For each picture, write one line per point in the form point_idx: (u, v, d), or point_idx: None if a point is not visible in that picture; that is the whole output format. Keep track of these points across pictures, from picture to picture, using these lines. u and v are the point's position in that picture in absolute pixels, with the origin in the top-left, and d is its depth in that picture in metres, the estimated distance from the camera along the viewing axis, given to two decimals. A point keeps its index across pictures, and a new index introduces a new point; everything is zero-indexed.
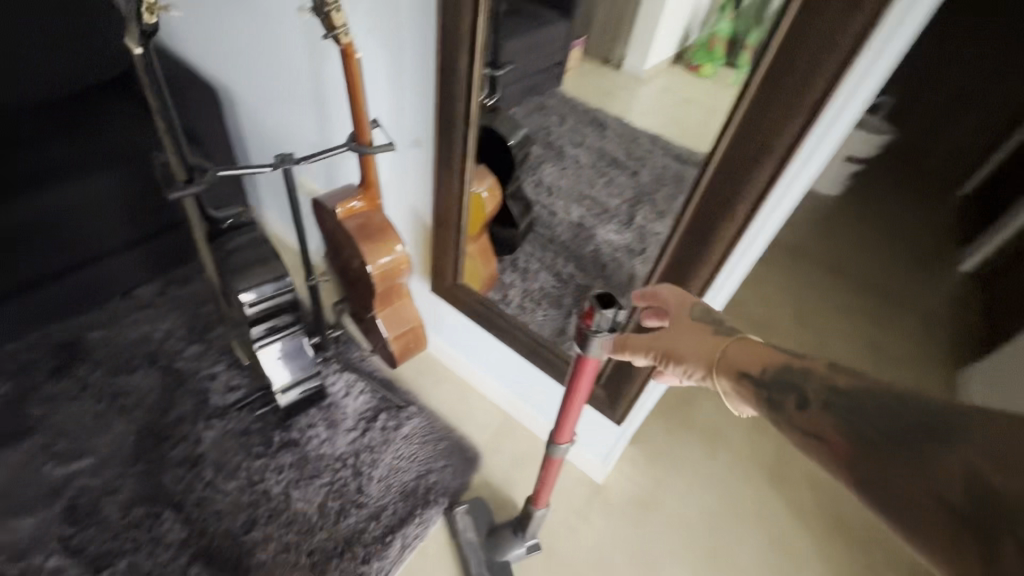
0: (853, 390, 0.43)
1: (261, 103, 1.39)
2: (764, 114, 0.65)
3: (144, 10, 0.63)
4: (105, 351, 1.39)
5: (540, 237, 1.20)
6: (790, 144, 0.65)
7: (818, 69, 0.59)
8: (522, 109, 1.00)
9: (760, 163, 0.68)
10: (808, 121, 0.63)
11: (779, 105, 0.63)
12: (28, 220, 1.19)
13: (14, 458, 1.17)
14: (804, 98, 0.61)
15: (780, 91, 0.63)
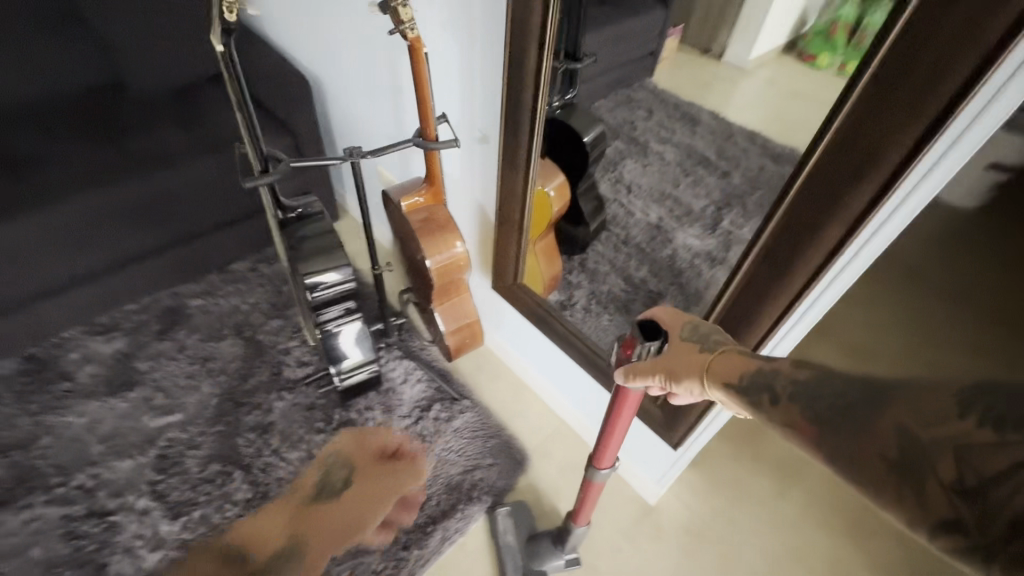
0: (811, 377, 0.44)
1: (347, 94, 1.45)
2: (868, 127, 0.54)
3: (225, 9, 0.67)
4: (201, 318, 1.54)
5: (615, 238, 1.14)
6: (898, 163, 0.54)
7: (944, 74, 0.48)
8: (610, 100, 0.98)
9: (858, 184, 0.57)
10: (924, 138, 0.51)
11: (889, 117, 0.52)
12: (145, 198, 1.34)
13: (122, 406, 1.33)
14: (924, 109, 0.50)
15: (891, 97, 0.51)
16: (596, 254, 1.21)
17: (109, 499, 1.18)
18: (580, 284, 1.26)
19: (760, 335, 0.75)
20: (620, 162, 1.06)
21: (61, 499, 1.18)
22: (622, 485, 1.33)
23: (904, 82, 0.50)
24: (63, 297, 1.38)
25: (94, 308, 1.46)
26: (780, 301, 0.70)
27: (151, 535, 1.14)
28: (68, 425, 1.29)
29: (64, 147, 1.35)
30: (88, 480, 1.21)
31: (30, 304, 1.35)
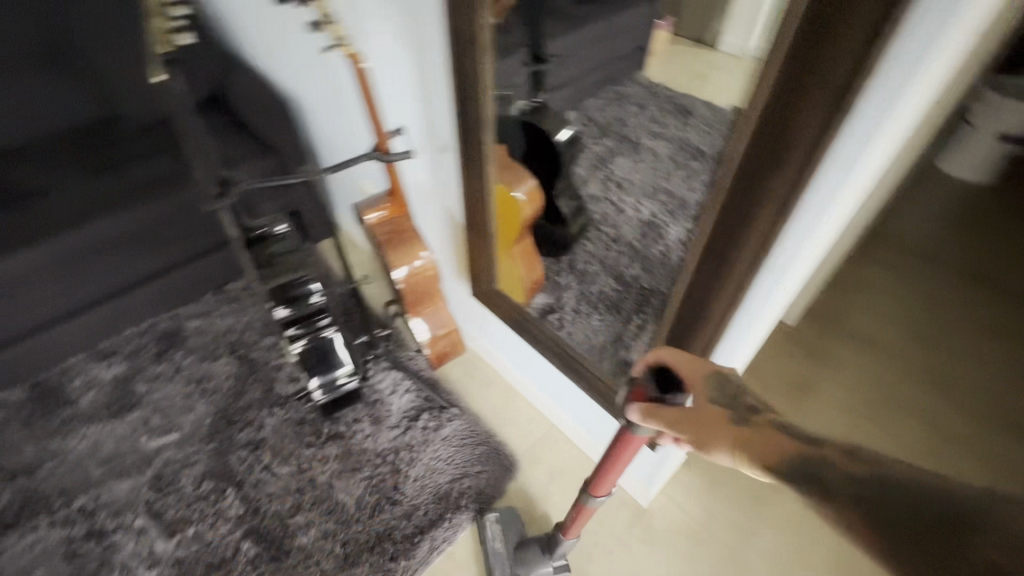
0: (877, 476, 0.40)
1: (326, 110, 1.45)
2: (782, 111, 0.53)
3: (159, 41, 0.69)
4: (197, 339, 1.57)
5: (605, 236, 1.10)
6: (813, 147, 0.52)
7: (839, 55, 0.47)
8: (599, 99, 0.97)
9: (778, 170, 0.56)
10: (830, 120, 0.49)
11: (797, 100, 0.51)
12: (132, 226, 1.38)
13: (121, 429, 1.38)
14: (825, 90, 0.49)
15: (801, 81, 0.50)
16: (584, 254, 1.17)
17: (108, 520, 1.22)
18: (569, 285, 1.22)
19: (713, 329, 0.74)
20: (611, 159, 1.03)
21: (63, 521, 1.22)
22: (614, 487, 1.31)
23: (807, 65, 0.49)
24: (61, 327, 1.42)
25: (93, 335, 1.50)
26: (728, 293, 0.69)
27: (147, 554, 1.17)
28: (71, 449, 1.34)
29: (55, 180, 1.40)
30: (88, 502, 1.25)
31: (32, 336, 1.39)
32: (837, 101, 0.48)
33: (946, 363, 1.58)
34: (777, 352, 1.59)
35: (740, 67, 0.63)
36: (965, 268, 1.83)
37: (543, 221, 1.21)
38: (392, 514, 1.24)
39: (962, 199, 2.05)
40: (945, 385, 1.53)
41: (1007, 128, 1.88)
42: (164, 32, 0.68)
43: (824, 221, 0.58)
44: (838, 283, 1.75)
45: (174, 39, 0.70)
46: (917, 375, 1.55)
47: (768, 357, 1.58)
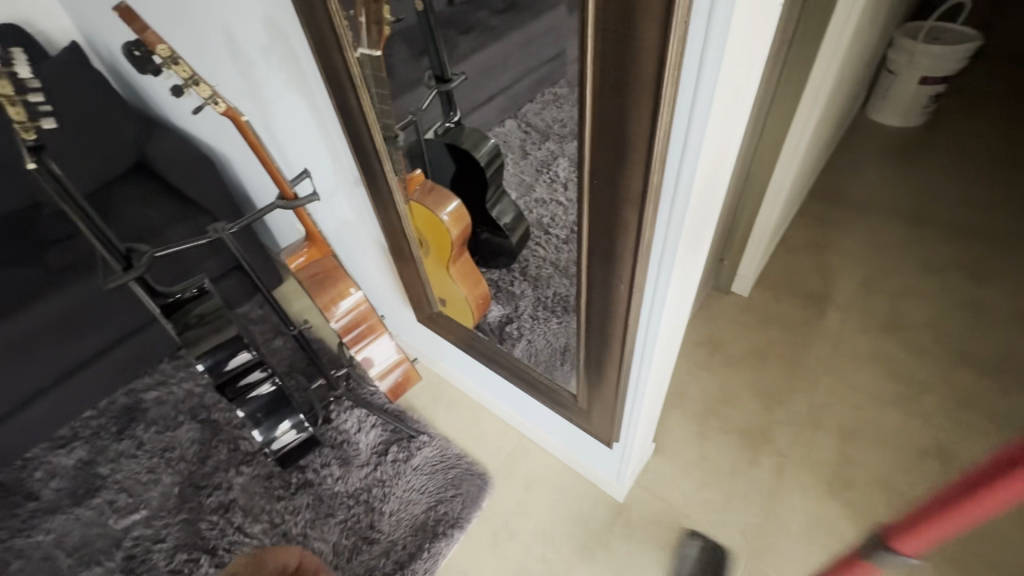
0: None
1: (247, 163, 1.45)
2: (613, 112, 0.54)
3: (20, 131, 0.68)
4: (157, 410, 1.55)
5: (556, 239, 0.94)
6: (648, 142, 0.53)
7: (639, 55, 0.48)
8: (537, 102, 0.81)
9: (626, 166, 0.57)
10: (654, 115, 0.51)
11: (620, 100, 0.52)
12: (68, 308, 1.36)
13: (86, 515, 1.34)
14: (641, 87, 0.50)
15: (617, 82, 0.51)
16: (535, 258, 1.05)
17: None
18: (525, 292, 1.14)
19: (623, 324, 0.75)
20: (555, 163, 0.83)
21: None
22: (589, 488, 1.31)
23: (621, 68, 0.50)
24: (11, 422, 1.39)
25: (48, 424, 1.47)
26: (624, 291, 0.70)
27: None
28: (37, 544, 1.31)
29: None
30: None
31: None
32: (655, 96, 0.49)
33: (899, 308, 1.60)
34: (736, 324, 1.60)
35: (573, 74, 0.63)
36: (909, 210, 1.85)
37: (484, 230, 1.13)
38: (370, 554, 1.23)
39: (898, 145, 2.08)
40: (901, 331, 1.55)
41: (925, 70, 1.92)
42: (22, 123, 0.67)
43: (684, 207, 0.59)
44: (787, 248, 1.77)
45: (36, 126, 0.69)
46: (873, 325, 1.57)
47: (727, 332, 1.58)
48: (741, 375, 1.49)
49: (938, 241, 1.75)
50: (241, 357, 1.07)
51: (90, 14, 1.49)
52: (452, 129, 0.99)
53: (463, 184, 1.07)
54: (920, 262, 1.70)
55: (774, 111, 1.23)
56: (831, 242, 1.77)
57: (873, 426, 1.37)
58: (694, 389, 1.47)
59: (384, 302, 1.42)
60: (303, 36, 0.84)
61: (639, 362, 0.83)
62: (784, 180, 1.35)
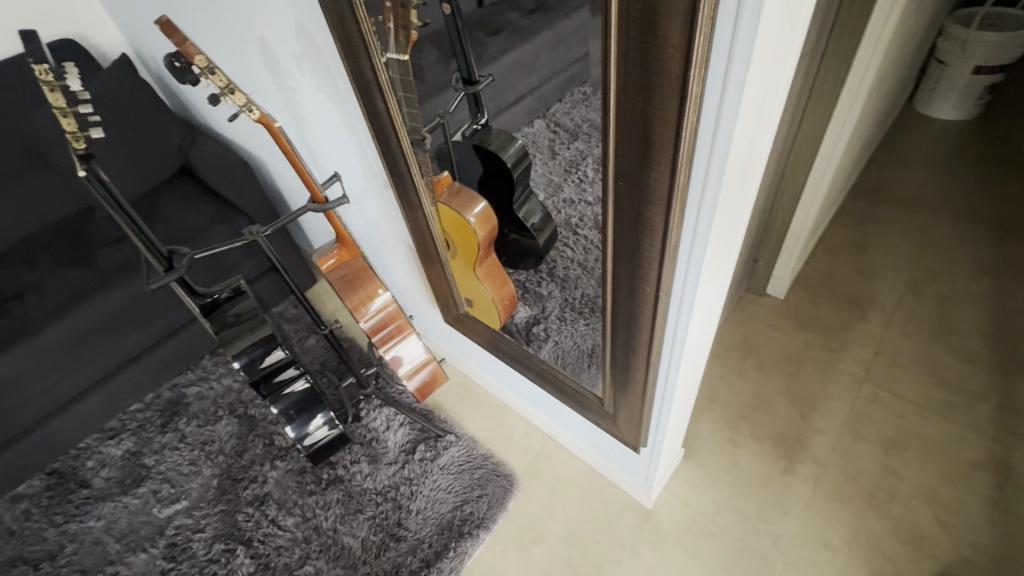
0: None
1: (282, 168, 1.49)
2: (638, 113, 0.52)
3: (72, 140, 0.72)
4: (198, 404, 1.62)
5: (586, 241, 0.91)
6: (674, 144, 0.52)
7: (664, 54, 0.47)
8: (567, 101, 0.79)
9: (652, 168, 0.55)
10: (681, 115, 0.50)
11: (645, 100, 0.51)
12: (119, 306, 1.43)
13: (134, 504, 1.42)
14: (666, 87, 0.48)
15: (642, 83, 0.50)
16: (563, 258, 1.02)
17: None
18: (553, 293, 1.12)
19: (649, 327, 0.74)
20: (583, 163, 0.81)
21: None
22: (615, 493, 1.29)
23: (645, 67, 0.49)
24: (67, 413, 1.48)
25: (99, 416, 1.56)
26: (650, 293, 0.69)
27: None
28: (89, 529, 1.38)
29: (42, 276, 1.47)
30: None
31: (40, 427, 1.45)
32: (682, 97, 0.48)
33: (948, 312, 1.51)
34: (771, 328, 1.54)
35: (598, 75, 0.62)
36: (960, 208, 1.75)
37: (512, 230, 1.11)
38: (398, 551, 1.24)
39: (948, 139, 1.97)
40: (950, 336, 1.46)
41: (979, 59, 1.81)
42: (74, 132, 0.71)
43: (713, 211, 0.57)
44: (825, 248, 1.70)
45: (86, 136, 0.73)
46: (920, 329, 1.49)
47: (761, 336, 1.53)
48: (775, 380, 1.44)
49: (993, 241, 1.64)
50: (274, 355, 1.10)
51: (138, 27, 1.56)
52: (479, 131, 0.96)
53: (490, 185, 1.05)
54: (972, 263, 1.60)
55: (811, 106, 1.19)
56: (874, 242, 1.69)
57: (921, 437, 1.30)
58: (725, 394, 1.43)
59: (412, 303, 1.44)
60: (333, 45, 0.86)
61: (667, 366, 0.81)
62: (823, 177, 1.30)
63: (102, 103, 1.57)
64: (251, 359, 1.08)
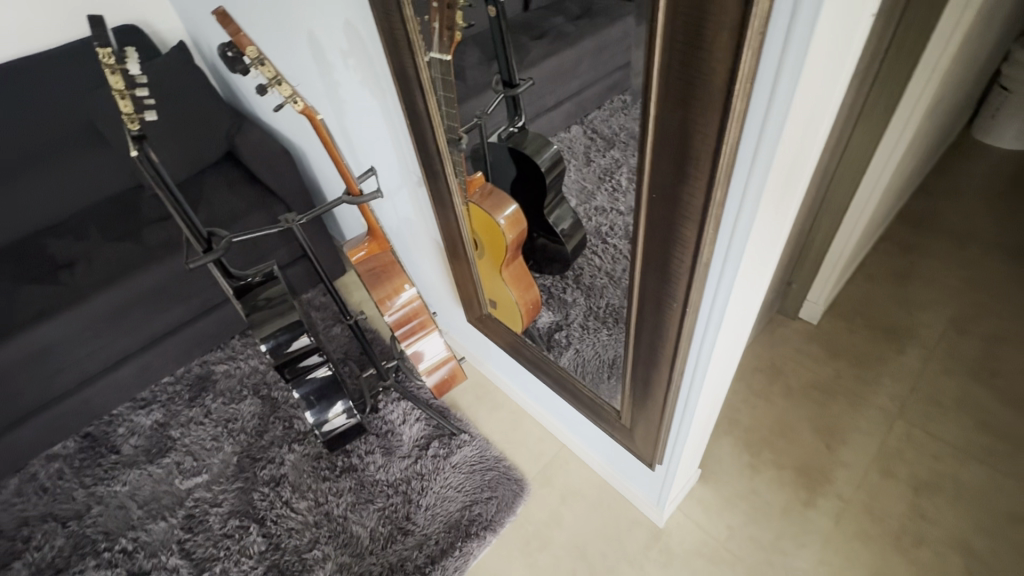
0: None
1: (322, 160, 1.53)
2: (677, 126, 0.52)
3: (127, 121, 0.76)
4: (225, 383, 1.67)
5: (616, 251, 0.90)
6: (713, 159, 0.51)
7: (708, 68, 0.46)
8: (605, 109, 0.78)
9: (688, 183, 0.54)
10: (721, 132, 0.49)
11: (686, 113, 0.50)
12: (159, 283, 1.50)
13: (158, 473, 1.47)
14: (709, 101, 0.48)
15: (684, 96, 0.49)
16: (590, 267, 1.01)
17: (146, 559, 1.30)
18: (577, 301, 1.11)
19: (674, 344, 0.72)
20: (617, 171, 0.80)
21: (106, 564, 1.31)
22: (626, 508, 1.27)
23: (688, 80, 0.48)
24: (103, 380, 1.55)
25: (133, 386, 1.62)
26: (676, 309, 0.68)
27: None
28: (115, 494, 1.44)
29: (91, 249, 1.55)
30: (128, 545, 1.33)
31: (77, 391, 1.52)
32: (724, 112, 0.47)
33: (994, 352, 1.43)
34: (801, 353, 1.49)
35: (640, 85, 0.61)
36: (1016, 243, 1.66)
37: (541, 235, 1.11)
38: (404, 545, 1.25)
39: (1007, 169, 1.87)
40: (995, 377, 1.39)
41: None
42: (129, 114, 0.75)
43: (748, 230, 0.56)
44: (865, 275, 1.63)
45: (140, 117, 0.76)
46: (962, 367, 1.42)
47: (790, 360, 1.48)
48: (802, 407, 1.39)
49: None
50: (301, 341, 1.11)
51: (196, 17, 1.63)
52: (515, 134, 0.96)
53: (523, 189, 1.04)
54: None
55: (860, 127, 1.15)
56: (918, 273, 1.62)
57: (956, 481, 1.23)
58: (747, 417, 1.38)
59: (437, 300, 1.45)
60: (379, 42, 0.88)
61: (689, 383, 0.80)
62: (867, 201, 1.25)
63: (158, 87, 1.64)
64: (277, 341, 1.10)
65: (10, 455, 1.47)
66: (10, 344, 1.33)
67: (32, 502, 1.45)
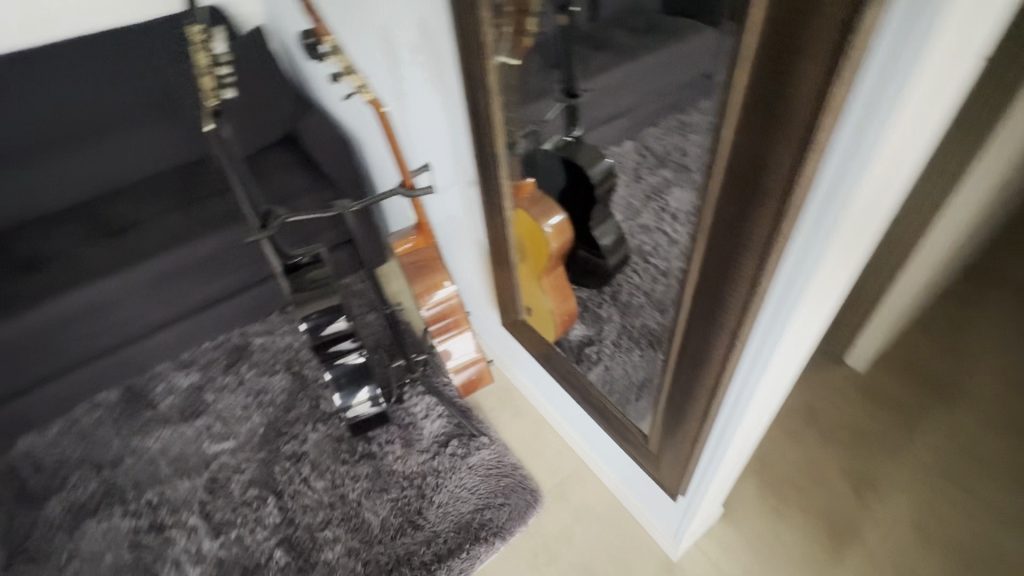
0: None
1: (378, 151, 1.57)
2: (751, 153, 0.50)
3: (206, 96, 0.80)
4: (260, 355, 1.72)
5: (654, 270, 0.88)
6: (785, 192, 0.49)
7: (793, 100, 0.44)
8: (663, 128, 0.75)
9: (754, 213, 0.52)
10: (799, 165, 0.47)
11: (762, 142, 0.48)
12: (211, 252, 1.56)
13: (189, 433, 1.53)
14: (789, 133, 0.46)
15: (763, 124, 0.47)
16: (629, 284, 1.01)
17: (168, 515, 1.36)
18: (612, 317, 1.10)
19: (716, 374, 0.70)
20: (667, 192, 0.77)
21: (131, 514, 1.37)
22: (640, 535, 1.24)
23: (769, 108, 0.46)
24: (149, 339, 1.63)
25: (175, 348, 1.70)
26: (724, 339, 0.65)
27: (195, 552, 1.29)
28: (147, 448, 1.51)
29: (153, 213, 1.63)
30: (154, 498, 1.39)
31: (125, 346, 1.60)
32: (803, 146, 0.45)
33: None
34: (844, 401, 1.42)
35: (710, 108, 0.60)
36: None
37: (583, 248, 1.11)
38: (412, 539, 1.26)
39: None
40: None
41: None
42: (209, 90, 0.79)
43: (814, 268, 0.53)
44: (923, 326, 1.54)
45: (218, 94, 0.80)
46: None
47: (830, 405, 1.41)
48: (838, 457, 1.32)
49: None
50: (338, 324, 1.13)
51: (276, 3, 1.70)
52: (570, 144, 0.96)
53: (571, 199, 1.04)
54: None
55: (937, 172, 1.08)
56: (983, 330, 1.51)
57: (1001, 560, 1.14)
58: (777, 460, 1.32)
59: (473, 300, 1.46)
60: (450, 42, 0.89)
61: (725, 416, 0.77)
62: (935, 250, 1.18)
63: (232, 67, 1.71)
64: (315, 322, 1.12)
65: (59, 398, 1.56)
66: (72, 294, 1.42)
67: (73, 445, 1.53)
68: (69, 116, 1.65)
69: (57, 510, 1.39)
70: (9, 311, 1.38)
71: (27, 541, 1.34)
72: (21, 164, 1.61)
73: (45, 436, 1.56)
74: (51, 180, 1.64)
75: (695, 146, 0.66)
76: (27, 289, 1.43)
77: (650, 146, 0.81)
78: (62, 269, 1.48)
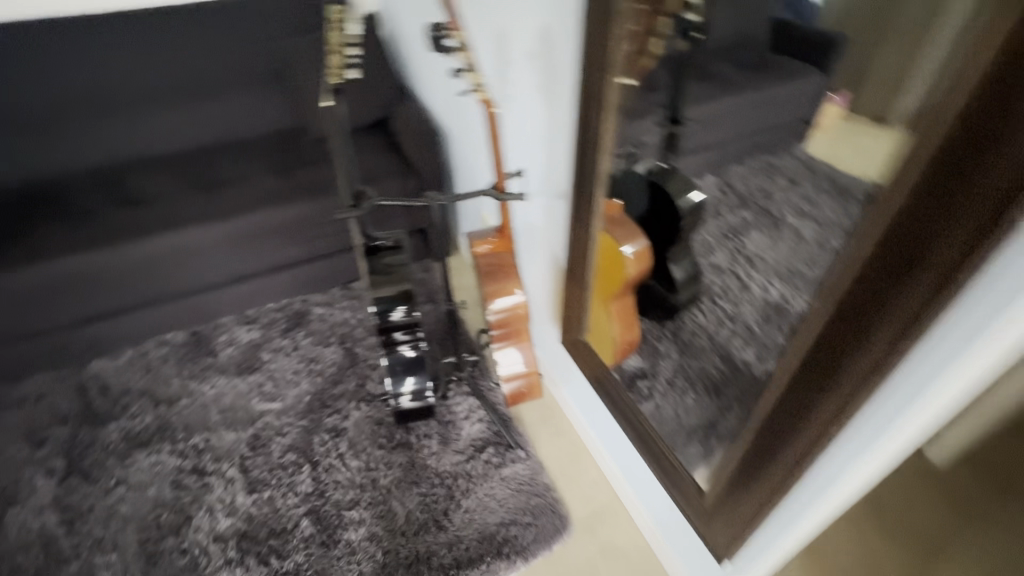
0: None
1: (469, 147, 1.58)
2: (915, 223, 0.48)
3: (330, 73, 0.83)
4: (318, 325, 1.77)
5: (722, 312, 0.92)
6: (949, 269, 0.47)
7: (984, 175, 0.43)
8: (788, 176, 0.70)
9: (904, 284, 0.51)
10: (972, 243, 0.45)
11: (933, 213, 0.47)
12: (294, 218, 1.63)
13: (242, 387, 1.59)
14: (971, 208, 0.44)
15: (940, 195, 0.46)
16: (691, 323, 1.01)
17: (210, 461, 1.40)
18: (669, 354, 1.08)
19: (806, 448, 0.66)
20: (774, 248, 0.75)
21: (178, 453, 1.42)
22: None
23: (952, 179, 0.45)
24: (220, 290, 1.71)
25: (241, 303, 1.77)
26: (826, 413, 0.62)
27: (228, 502, 1.32)
28: (202, 392, 1.58)
29: (246, 173, 1.72)
30: (200, 442, 1.44)
31: (199, 293, 1.69)
32: (987, 224, 0.43)
33: None
34: (914, 495, 1.29)
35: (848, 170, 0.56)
36: None
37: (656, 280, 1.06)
38: (435, 539, 1.25)
39: None
40: None
41: None
42: (335, 67, 0.82)
43: (955, 352, 0.51)
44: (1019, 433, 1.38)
45: (341, 72, 0.83)
46: None
47: (896, 496, 1.29)
48: (900, 556, 1.20)
49: None
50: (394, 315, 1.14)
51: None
52: (662, 171, 0.93)
53: (654, 228, 1.00)
54: None
55: None
56: None
57: None
58: (829, 543, 1.22)
59: (534, 312, 1.44)
60: (571, 53, 0.88)
61: (802, 493, 0.73)
62: None
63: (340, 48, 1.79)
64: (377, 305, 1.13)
65: (134, 329, 1.66)
66: (165, 236, 1.53)
67: (137, 376, 1.62)
68: (192, 73, 1.78)
69: (114, 434, 1.47)
70: (109, 242, 1.50)
71: (84, 457, 1.42)
72: (141, 110, 1.74)
73: (115, 362, 1.66)
74: (164, 130, 1.77)
75: (782, 193, 0.71)
76: (127, 224, 1.54)
77: (733, 184, 0.81)
78: (160, 211, 1.58)
